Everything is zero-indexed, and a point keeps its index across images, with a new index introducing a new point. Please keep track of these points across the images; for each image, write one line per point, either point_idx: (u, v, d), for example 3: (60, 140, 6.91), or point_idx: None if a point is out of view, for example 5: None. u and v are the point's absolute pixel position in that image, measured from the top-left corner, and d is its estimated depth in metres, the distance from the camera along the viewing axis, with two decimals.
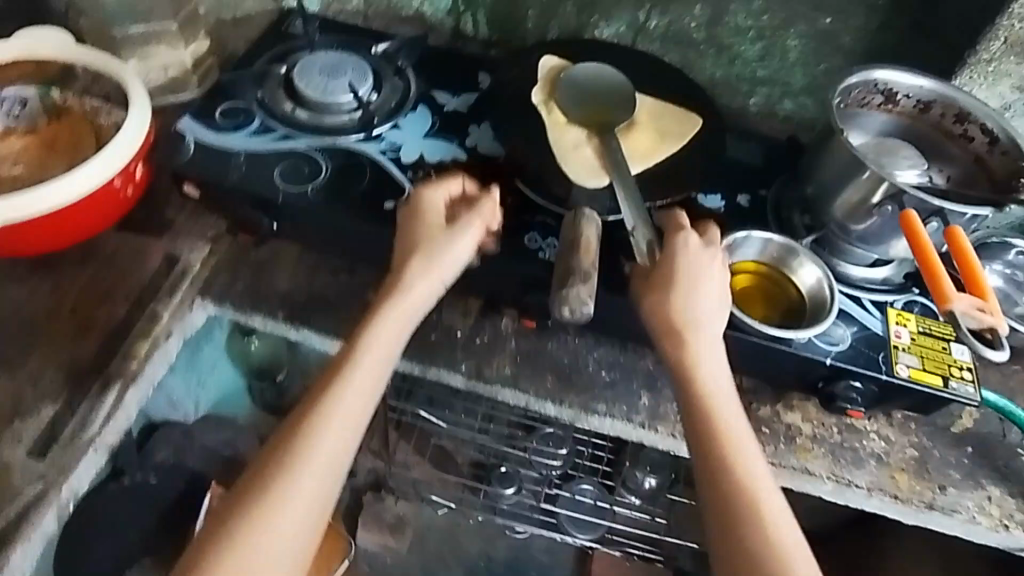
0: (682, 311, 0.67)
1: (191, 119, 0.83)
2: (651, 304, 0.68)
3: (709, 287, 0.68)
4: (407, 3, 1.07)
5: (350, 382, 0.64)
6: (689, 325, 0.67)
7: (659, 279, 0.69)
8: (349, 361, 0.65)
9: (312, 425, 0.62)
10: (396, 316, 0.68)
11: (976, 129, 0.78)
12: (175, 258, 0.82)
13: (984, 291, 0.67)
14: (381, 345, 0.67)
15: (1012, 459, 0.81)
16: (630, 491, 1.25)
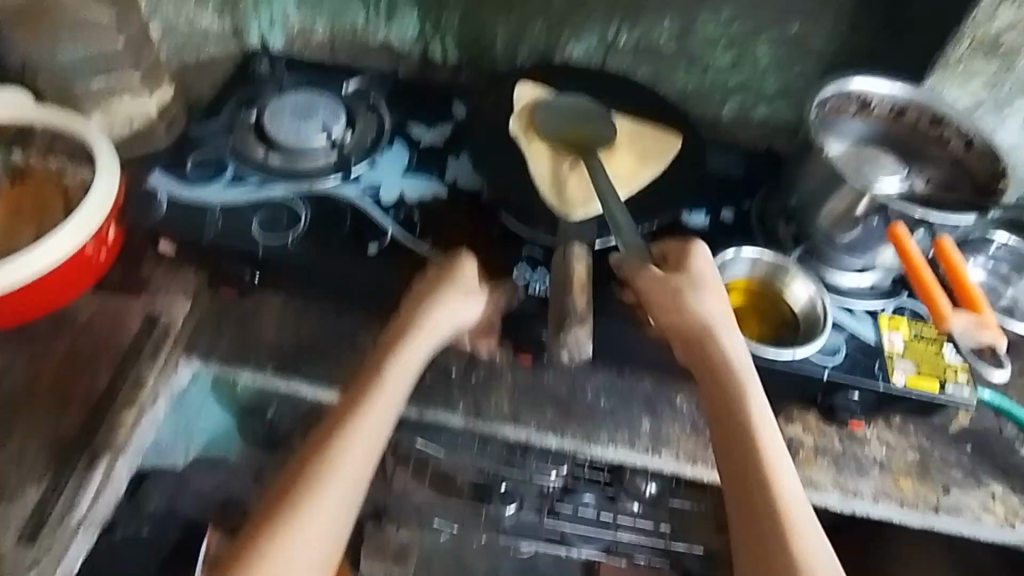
0: (703, 312, 0.67)
1: (163, 174, 0.82)
2: (664, 307, 0.68)
3: (722, 293, 0.69)
4: (373, 33, 1.05)
5: (363, 423, 0.63)
6: (714, 326, 0.67)
7: (673, 284, 0.68)
8: (361, 401, 0.64)
9: (320, 468, 0.60)
10: (411, 359, 0.67)
11: (952, 131, 0.79)
12: (155, 317, 0.80)
13: (980, 306, 0.68)
14: (393, 384, 0.66)
15: (1010, 453, 0.82)
16: (631, 499, 1.25)
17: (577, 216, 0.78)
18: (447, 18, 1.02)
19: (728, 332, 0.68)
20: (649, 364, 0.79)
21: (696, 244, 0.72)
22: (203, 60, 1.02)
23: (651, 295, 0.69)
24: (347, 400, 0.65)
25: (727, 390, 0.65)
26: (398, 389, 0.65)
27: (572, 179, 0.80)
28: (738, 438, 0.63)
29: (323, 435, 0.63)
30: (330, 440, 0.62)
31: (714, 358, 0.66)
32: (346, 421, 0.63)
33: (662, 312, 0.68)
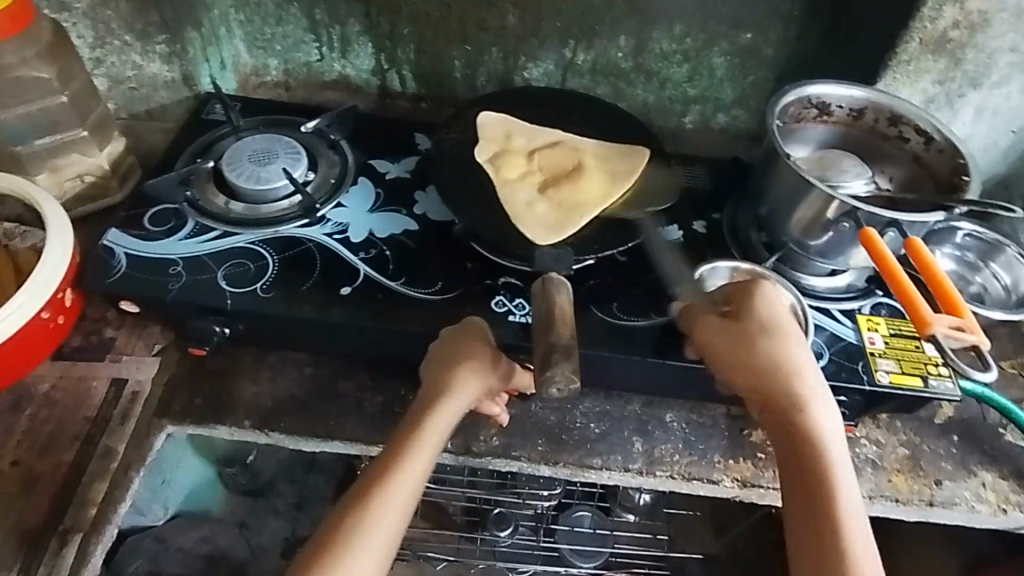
0: (780, 366, 0.60)
1: (118, 231, 0.77)
2: (731, 357, 0.61)
3: (801, 341, 0.62)
4: (328, 68, 1.04)
5: (400, 475, 0.58)
6: (793, 383, 0.59)
7: (746, 331, 0.62)
8: (399, 454, 0.59)
9: (356, 526, 0.55)
10: (450, 414, 0.63)
11: (910, 130, 0.81)
12: (123, 382, 0.76)
13: (961, 309, 0.67)
14: (429, 438, 0.61)
15: (996, 439, 0.83)
16: (626, 509, 1.22)
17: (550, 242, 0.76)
18: (402, 50, 1.01)
19: (814, 390, 0.59)
20: (636, 384, 0.78)
21: (768, 285, 0.66)
22: (153, 109, 0.99)
23: (718, 345, 0.63)
24: (380, 458, 0.60)
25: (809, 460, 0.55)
26: (433, 442, 0.61)
27: (541, 207, 0.79)
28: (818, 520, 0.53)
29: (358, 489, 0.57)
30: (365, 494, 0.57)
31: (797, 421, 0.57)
32: (379, 480, 0.57)
33: (727, 364, 0.62)
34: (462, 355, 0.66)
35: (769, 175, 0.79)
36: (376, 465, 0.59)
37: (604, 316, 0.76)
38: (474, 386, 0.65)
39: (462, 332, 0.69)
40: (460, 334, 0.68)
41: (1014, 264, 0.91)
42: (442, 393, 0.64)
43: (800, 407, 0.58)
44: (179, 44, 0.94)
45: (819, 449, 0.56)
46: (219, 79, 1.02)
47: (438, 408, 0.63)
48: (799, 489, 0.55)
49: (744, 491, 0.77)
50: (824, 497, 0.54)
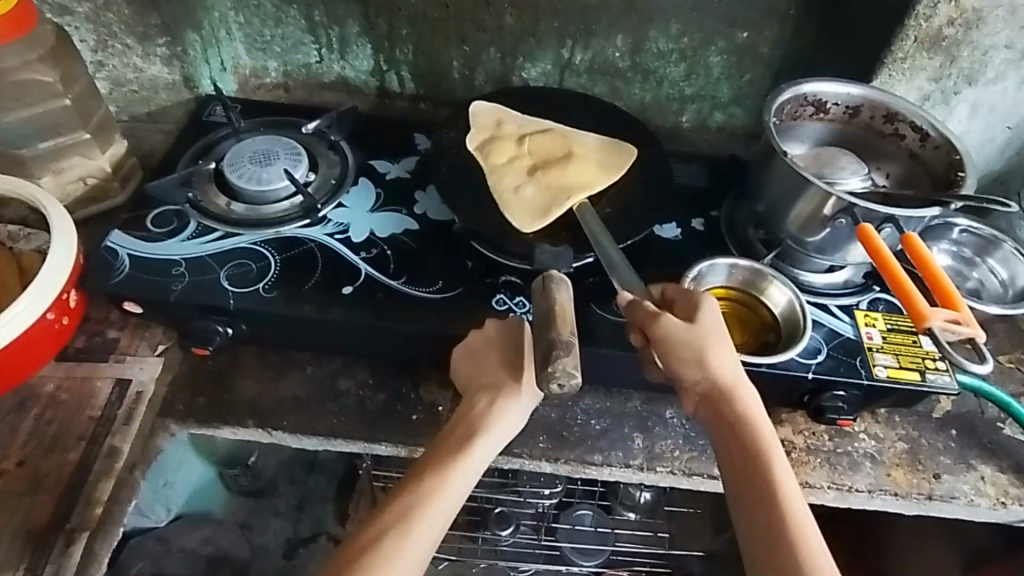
0: (727, 371, 0.62)
1: (121, 233, 0.78)
2: (686, 361, 0.62)
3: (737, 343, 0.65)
4: (327, 69, 1.05)
5: (443, 495, 0.59)
6: (735, 387, 0.62)
7: (698, 334, 0.62)
8: (445, 473, 0.60)
9: (398, 537, 0.56)
10: (497, 431, 0.63)
11: (906, 127, 0.82)
12: (127, 382, 0.77)
13: (957, 303, 0.67)
14: (474, 460, 0.62)
15: (994, 433, 0.84)
16: (627, 508, 1.24)
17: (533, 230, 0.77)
18: (400, 51, 1.01)
19: (751, 393, 0.63)
20: (635, 381, 0.79)
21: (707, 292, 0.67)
22: (153, 111, 1.00)
23: (670, 347, 0.62)
24: (420, 473, 0.61)
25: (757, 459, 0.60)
26: (477, 463, 0.62)
27: (528, 193, 0.79)
28: (772, 515, 0.57)
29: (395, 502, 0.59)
30: (407, 509, 0.58)
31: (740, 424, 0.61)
32: (422, 497, 0.58)
33: (677, 368, 0.63)
34: (512, 374, 0.66)
35: (766, 173, 0.80)
36: (414, 479, 0.60)
37: (604, 313, 0.77)
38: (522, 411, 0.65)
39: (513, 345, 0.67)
40: (508, 346, 0.67)
41: (1012, 260, 0.92)
42: (494, 416, 0.64)
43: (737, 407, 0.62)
44: (179, 46, 0.94)
45: (763, 449, 0.60)
46: (218, 80, 1.02)
47: (490, 432, 0.63)
48: (750, 487, 0.59)
49: None
50: (773, 492, 0.58)
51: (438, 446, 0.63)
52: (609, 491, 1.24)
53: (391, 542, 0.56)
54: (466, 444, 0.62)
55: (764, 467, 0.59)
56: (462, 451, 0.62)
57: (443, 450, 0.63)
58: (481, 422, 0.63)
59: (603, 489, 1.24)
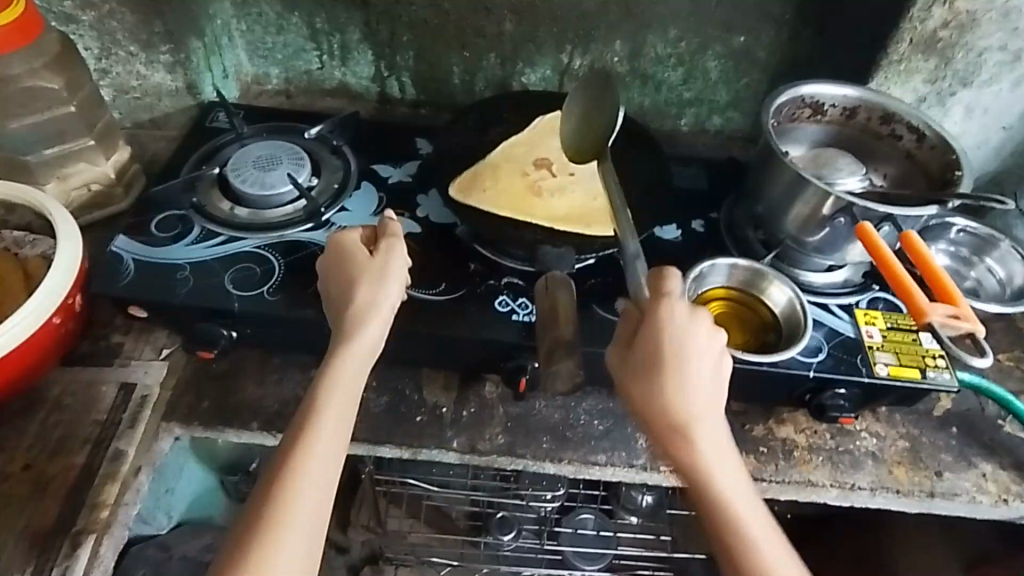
0: (674, 399, 0.57)
1: (126, 238, 0.78)
2: (636, 393, 0.59)
3: (694, 358, 0.58)
4: (328, 76, 1.05)
5: (313, 453, 0.57)
6: (682, 416, 0.57)
7: (647, 363, 0.59)
8: (311, 425, 0.58)
9: (281, 495, 0.54)
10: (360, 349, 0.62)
11: (903, 128, 0.83)
12: (132, 386, 0.77)
13: (955, 299, 0.69)
14: (343, 391, 0.60)
15: (994, 431, 0.84)
16: (629, 511, 1.25)
17: (600, 235, 0.77)
18: (401, 57, 1.03)
19: (704, 414, 0.58)
20: None
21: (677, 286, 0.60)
22: (157, 118, 1.00)
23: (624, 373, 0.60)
24: (289, 436, 0.58)
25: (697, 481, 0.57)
26: (347, 396, 0.60)
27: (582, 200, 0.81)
28: (722, 531, 0.56)
29: (271, 478, 0.56)
30: (281, 478, 0.55)
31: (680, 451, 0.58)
32: (291, 460, 0.56)
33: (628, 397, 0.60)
34: (366, 278, 0.65)
35: (765, 174, 0.81)
36: (285, 451, 0.57)
37: (607, 314, 0.77)
38: (370, 293, 0.65)
39: (360, 252, 0.67)
40: (355, 258, 0.67)
41: (1009, 259, 0.93)
42: (363, 316, 0.64)
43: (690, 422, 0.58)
44: (183, 53, 0.95)
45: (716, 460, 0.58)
46: (221, 87, 1.03)
47: (345, 355, 0.62)
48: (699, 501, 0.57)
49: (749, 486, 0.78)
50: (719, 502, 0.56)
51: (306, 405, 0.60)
52: (610, 493, 1.26)
53: (282, 501, 0.54)
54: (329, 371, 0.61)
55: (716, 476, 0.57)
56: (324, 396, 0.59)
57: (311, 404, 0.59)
58: (343, 345, 0.62)
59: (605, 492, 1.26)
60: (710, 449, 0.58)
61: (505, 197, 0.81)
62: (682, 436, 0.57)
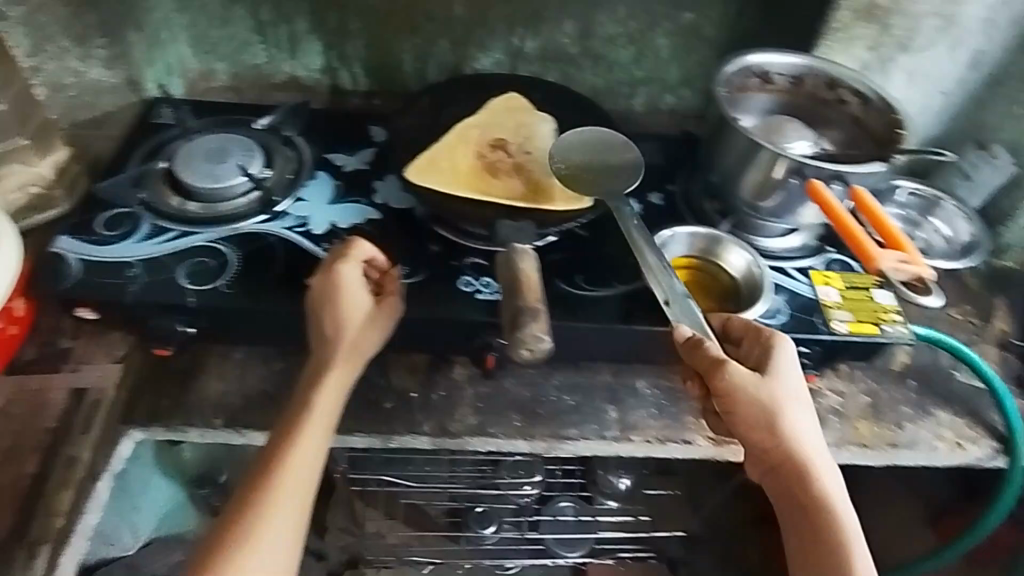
0: (794, 433, 0.61)
1: (70, 238, 0.75)
2: (753, 423, 0.62)
3: (803, 397, 0.64)
4: (276, 69, 1.03)
5: (292, 470, 0.59)
6: (801, 450, 0.61)
7: (767, 394, 0.62)
8: (288, 446, 0.60)
9: (258, 507, 0.56)
10: (345, 376, 0.64)
11: (849, 93, 0.84)
12: (83, 389, 0.74)
13: (900, 242, 0.76)
14: (320, 413, 0.62)
15: (948, 382, 0.87)
16: (607, 496, 1.26)
17: (558, 211, 0.76)
18: (351, 47, 1.01)
19: (819, 449, 0.62)
20: (606, 353, 0.80)
21: (775, 336, 0.66)
22: (98, 116, 0.96)
23: (737, 404, 0.62)
24: (267, 451, 0.60)
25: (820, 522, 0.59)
26: (324, 418, 0.62)
27: (541, 184, 0.80)
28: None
29: (248, 489, 0.58)
30: (261, 489, 0.57)
31: (803, 490, 0.60)
32: (273, 474, 0.58)
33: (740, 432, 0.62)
34: (347, 315, 0.66)
35: (718, 143, 0.82)
36: (262, 463, 0.59)
37: (571, 289, 0.78)
38: (371, 339, 0.67)
39: (357, 294, 0.68)
40: (349, 300, 0.67)
41: (953, 218, 0.98)
42: (351, 345, 0.65)
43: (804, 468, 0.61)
44: (119, 47, 0.93)
45: (832, 510, 0.59)
46: (165, 83, 1.00)
47: (326, 379, 0.63)
48: (806, 544, 0.59)
49: (718, 449, 0.79)
50: (834, 550, 0.58)
51: (284, 423, 0.62)
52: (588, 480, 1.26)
53: (256, 513, 0.56)
54: (311, 394, 0.63)
55: (832, 525, 0.59)
56: (304, 417, 0.61)
57: (291, 420, 0.62)
58: (325, 367, 0.64)
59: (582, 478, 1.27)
60: (832, 490, 0.60)
61: (459, 176, 0.79)
62: (804, 472, 0.60)
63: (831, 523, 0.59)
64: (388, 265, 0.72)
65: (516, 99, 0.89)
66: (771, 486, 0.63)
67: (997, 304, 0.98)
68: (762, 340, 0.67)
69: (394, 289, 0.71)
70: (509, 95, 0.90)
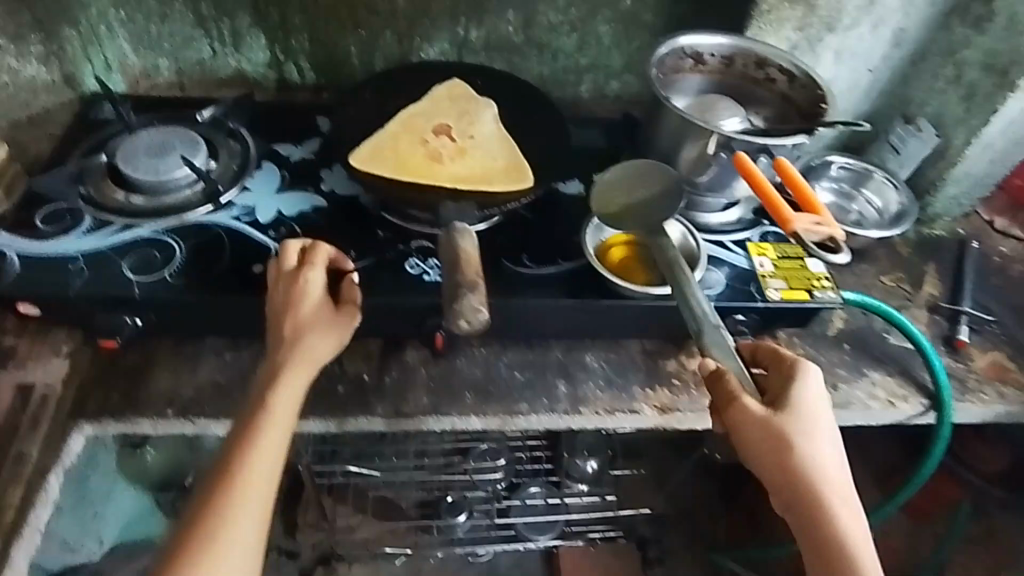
0: (815, 466, 0.61)
1: (9, 235, 0.75)
2: (767, 455, 0.62)
3: (830, 429, 0.64)
4: (221, 64, 1.03)
5: (255, 464, 0.59)
6: (822, 482, 0.61)
7: (781, 425, 0.62)
8: (251, 439, 0.60)
9: (223, 503, 0.57)
10: (304, 370, 0.65)
11: (776, 71, 0.88)
12: (30, 387, 0.74)
13: (819, 209, 0.76)
14: (277, 410, 0.62)
15: (881, 344, 0.92)
16: (575, 480, 1.27)
17: (499, 194, 0.79)
18: (296, 40, 1.01)
19: (839, 479, 0.62)
20: (554, 328, 0.82)
21: (802, 365, 0.66)
22: (36, 115, 0.95)
23: (749, 436, 0.62)
24: (226, 450, 0.60)
25: (837, 561, 0.59)
26: (282, 414, 0.62)
27: (485, 168, 0.82)
28: None
29: (212, 484, 0.58)
30: (222, 490, 0.57)
31: (823, 528, 0.60)
32: (236, 473, 0.58)
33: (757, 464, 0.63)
34: (298, 316, 0.67)
35: (655, 122, 0.85)
36: (221, 463, 0.59)
37: (516, 268, 0.80)
38: (328, 340, 0.66)
39: (316, 298, 0.68)
40: (309, 302, 0.68)
41: (883, 188, 1.03)
42: (308, 339, 0.66)
43: (822, 500, 0.60)
44: (55, 43, 0.93)
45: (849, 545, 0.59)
46: (106, 80, 0.99)
47: (284, 376, 0.64)
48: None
49: (664, 417, 0.82)
50: None
51: (241, 420, 0.62)
52: (556, 465, 1.27)
53: (221, 509, 0.56)
54: (268, 392, 0.63)
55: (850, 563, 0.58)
56: (264, 411, 0.62)
57: (250, 418, 0.62)
58: (281, 366, 0.64)
59: (550, 464, 1.28)
60: (851, 527, 0.60)
61: (402, 162, 0.81)
62: (825, 510, 0.60)
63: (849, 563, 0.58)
64: (347, 266, 0.72)
65: (457, 85, 0.91)
66: (789, 517, 0.63)
67: (928, 270, 1.02)
68: (783, 367, 0.67)
69: (354, 297, 0.71)
70: (450, 82, 0.91)
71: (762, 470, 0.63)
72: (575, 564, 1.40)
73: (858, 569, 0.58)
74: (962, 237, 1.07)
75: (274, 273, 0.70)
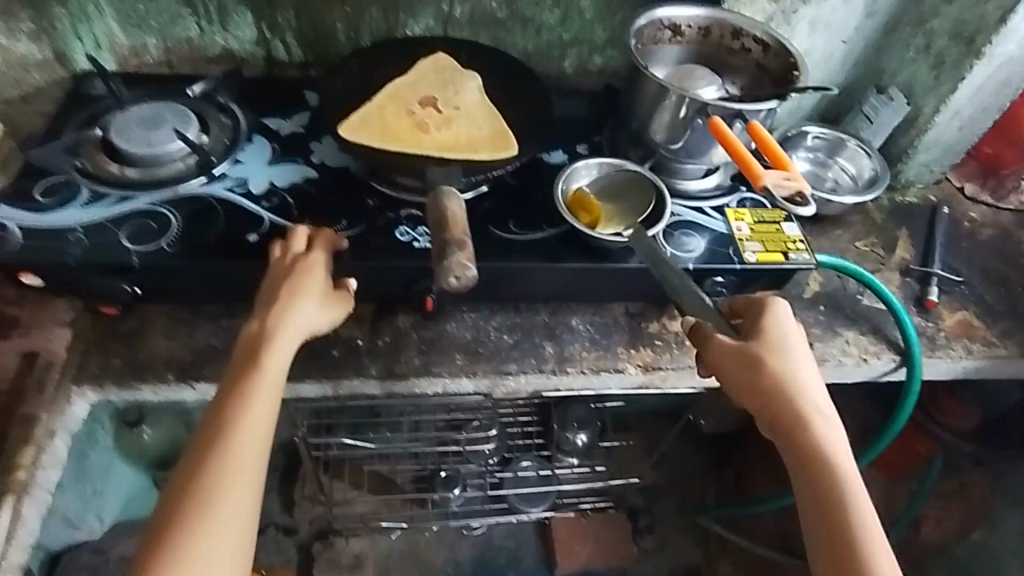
0: (790, 383, 0.66)
1: (8, 207, 0.77)
2: (741, 380, 0.67)
3: (802, 354, 0.69)
4: (209, 42, 1.04)
5: (248, 419, 0.62)
6: (798, 398, 0.66)
7: (753, 350, 0.68)
8: (245, 396, 0.63)
9: (220, 456, 0.59)
10: (295, 333, 0.68)
11: (750, 41, 0.91)
12: (34, 353, 0.76)
13: (787, 163, 0.79)
14: (269, 377, 0.64)
15: (855, 304, 0.96)
16: (567, 453, 1.29)
17: (485, 161, 0.81)
18: (282, 16, 1.03)
19: (815, 396, 0.66)
20: (540, 292, 0.86)
21: (774, 300, 0.72)
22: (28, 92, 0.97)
23: (725, 365, 0.68)
24: (218, 408, 0.62)
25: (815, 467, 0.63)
26: (273, 379, 0.64)
27: (469, 137, 0.84)
28: (832, 515, 0.61)
29: (209, 437, 0.61)
30: (218, 445, 0.60)
31: (801, 439, 0.64)
32: (232, 426, 0.61)
33: (741, 394, 0.68)
34: (298, 291, 0.69)
35: (635, 92, 0.88)
36: (216, 415, 0.62)
37: (503, 234, 0.83)
38: (318, 308, 0.70)
39: (311, 268, 0.72)
40: (302, 272, 0.71)
41: (857, 156, 1.07)
42: (297, 304, 0.68)
43: (800, 413, 0.65)
44: (45, 20, 0.95)
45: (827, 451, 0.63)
46: (96, 57, 1.01)
47: (276, 337, 0.66)
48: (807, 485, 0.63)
49: (648, 375, 0.85)
50: (829, 490, 0.62)
51: (230, 381, 0.64)
52: (547, 440, 1.30)
53: (219, 461, 0.59)
54: (259, 355, 0.65)
55: (827, 466, 0.63)
56: (257, 369, 0.64)
57: (237, 381, 0.64)
58: (272, 330, 0.67)
59: (541, 439, 1.31)
60: (828, 435, 0.64)
61: (389, 131, 0.83)
62: (802, 423, 0.65)
63: (828, 467, 0.63)
64: (338, 244, 0.76)
65: (442, 58, 0.93)
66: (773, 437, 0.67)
67: (901, 234, 1.06)
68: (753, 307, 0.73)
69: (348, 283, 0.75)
70: (436, 55, 0.94)
71: (742, 396, 0.68)
72: (572, 537, 1.40)
73: (837, 471, 0.62)
74: (933, 203, 1.11)
75: (280, 253, 0.73)
